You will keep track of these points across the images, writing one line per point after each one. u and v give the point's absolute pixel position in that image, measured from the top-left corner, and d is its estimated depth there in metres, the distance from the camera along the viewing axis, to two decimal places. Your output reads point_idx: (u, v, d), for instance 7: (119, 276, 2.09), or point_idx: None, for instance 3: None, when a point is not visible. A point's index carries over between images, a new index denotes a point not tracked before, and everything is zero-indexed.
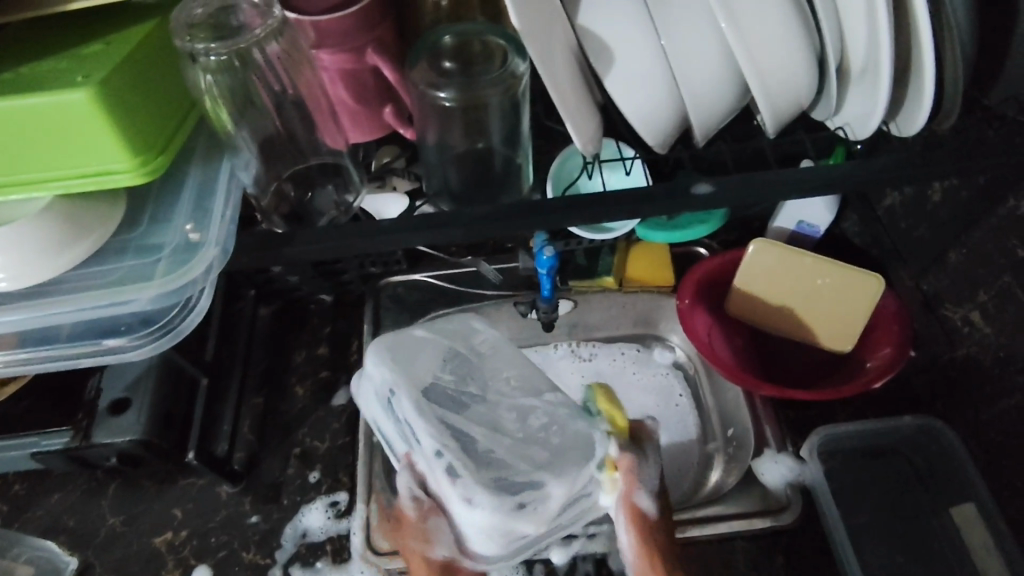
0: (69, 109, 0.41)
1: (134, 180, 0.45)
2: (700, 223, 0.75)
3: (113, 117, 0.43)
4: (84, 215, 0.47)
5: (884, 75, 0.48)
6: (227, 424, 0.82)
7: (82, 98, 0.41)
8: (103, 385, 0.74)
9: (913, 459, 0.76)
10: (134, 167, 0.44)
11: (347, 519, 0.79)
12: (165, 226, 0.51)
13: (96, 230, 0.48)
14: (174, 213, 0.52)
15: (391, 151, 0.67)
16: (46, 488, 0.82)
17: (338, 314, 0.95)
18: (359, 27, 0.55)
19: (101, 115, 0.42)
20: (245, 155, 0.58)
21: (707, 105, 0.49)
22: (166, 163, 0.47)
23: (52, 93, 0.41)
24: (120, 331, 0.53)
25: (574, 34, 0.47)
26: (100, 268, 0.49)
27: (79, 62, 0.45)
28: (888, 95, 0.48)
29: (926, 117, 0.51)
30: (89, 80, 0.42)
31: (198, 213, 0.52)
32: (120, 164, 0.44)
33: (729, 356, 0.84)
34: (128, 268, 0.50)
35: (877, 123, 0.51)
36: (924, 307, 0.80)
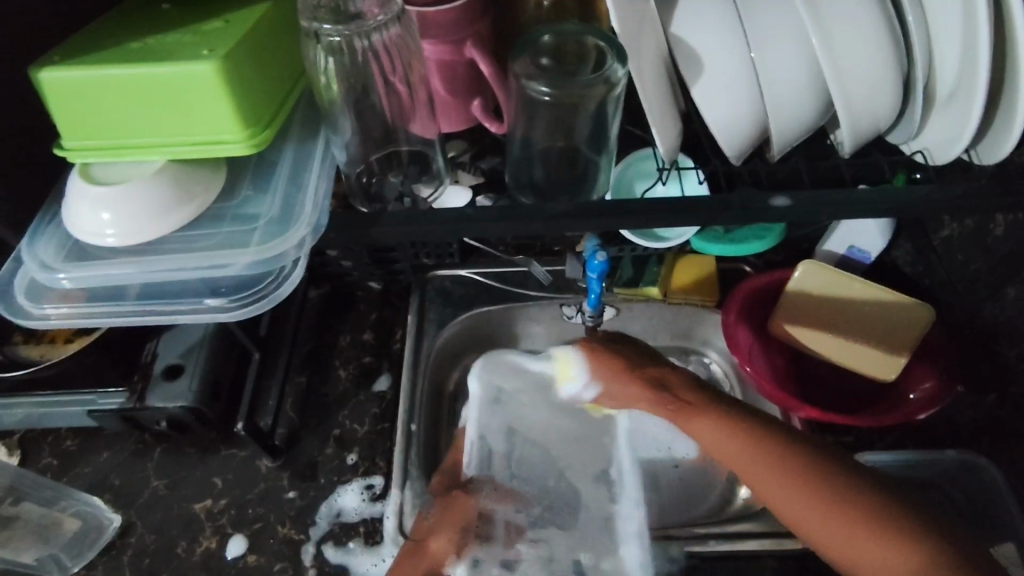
0: (193, 79, 0.44)
1: (243, 151, 0.47)
2: (757, 239, 0.75)
3: (231, 89, 0.45)
4: (190, 182, 0.50)
5: (978, 100, 0.48)
6: (272, 399, 0.84)
7: (206, 69, 0.44)
8: (158, 351, 0.78)
9: (955, 495, 0.75)
10: (244, 138, 0.47)
11: (381, 504, 0.80)
12: (261, 198, 0.54)
13: (199, 196, 0.50)
14: (271, 186, 0.54)
15: (459, 147, 0.68)
16: (95, 445, 0.85)
17: (385, 302, 0.97)
18: (461, 21, 0.57)
19: (220, 87, 0.45)
20: (344, 128, 0.59)
21: (789, 121, 0.49)
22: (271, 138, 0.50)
23: (178, 64, 0.44)
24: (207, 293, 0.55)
25: (665, 41, 0.49)
26: (201, 233, 0.52)
27: (200, 36, 0.47)
28: (977, 122, 0.48)
29: (1011, 147, 0.51)
30: (212, 53, 0.45)
31: (292, 188, 0.55)
32: (232, 135, 0.47)
33: (771, 374, 0.84)
34: (227, 234, 0.52)
35: (959, 150, 0.51)
36: (977, 342, 0.79)
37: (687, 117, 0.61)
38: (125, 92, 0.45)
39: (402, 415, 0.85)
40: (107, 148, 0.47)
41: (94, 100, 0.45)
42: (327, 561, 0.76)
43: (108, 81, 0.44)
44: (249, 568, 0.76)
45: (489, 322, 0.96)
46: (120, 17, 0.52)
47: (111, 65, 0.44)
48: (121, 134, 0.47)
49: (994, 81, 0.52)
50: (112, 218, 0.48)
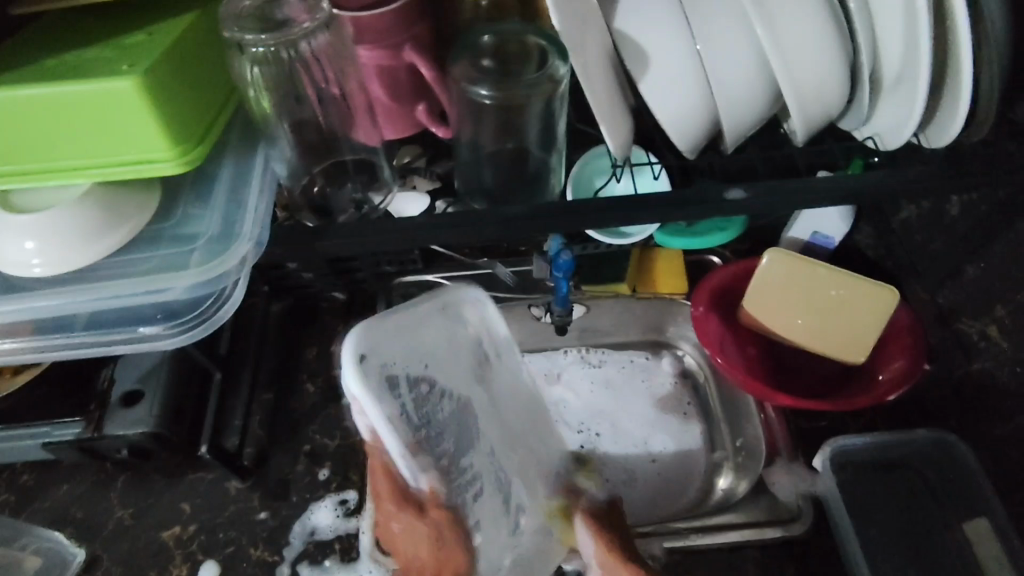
0: (115, 97, 0.42)
1: (175, 169, 0.46)
2: (719, 231, 0.74)
3: (157, 105, 0.43)
4: (118, 206, 0.47)
5: (921, 86, 0.48)
6: (237, 419, 0.82)
7: (129, 86, 0.42)
8: (116, 375, 0.75)
9: (926, 473, 0.75)
10: (175, 156, 0.45)
11: (356, 519, 0.79)
12: (197, 218, 0.52)
13: (131, 219, 0.48)
14: (207, 205, 0.52)
15: (412, 151, 0.67)
16: (54, 478, 0.82)
17: (350, 313, 0.95)
18: (399, 23, 0.56)
19: (144, 103, 0.43)
20: (282, 142, 0.58)
21: (740, 112, 0.49)
22: (205, 154, 0.48)
23: (99, 82, 0.42)
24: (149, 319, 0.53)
25: (610, 37, 0.48)
26: (134, 257, 0.50)
27: (122, 51, 0.45)
28: (921, 110, 0.49)
29: (960, 127, 0.51)
30: (135, 69, 0.43)
31: (231, 206, 0.52)
32: (162, 153, 0.45)
33: (744, 365, 0.84)
34: (164, 256, 0.50)
35: (907, 136, 0.51)
36: (939, 321, 0.80)
37: (640, 112, 0.61)
38: (44, 113, 0.42)
39: None
40: (27, 174, 0.45)
41: (10, 123, 0.43)
42: None
43: (24, 103, 0.42)
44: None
45: None
46: (36, 33, 0.50)
47: (27, 86, 0.42)
48: (43, 157, 0.44)
49: (939, 62, 0.52)
50: (37, 247, 0.46)
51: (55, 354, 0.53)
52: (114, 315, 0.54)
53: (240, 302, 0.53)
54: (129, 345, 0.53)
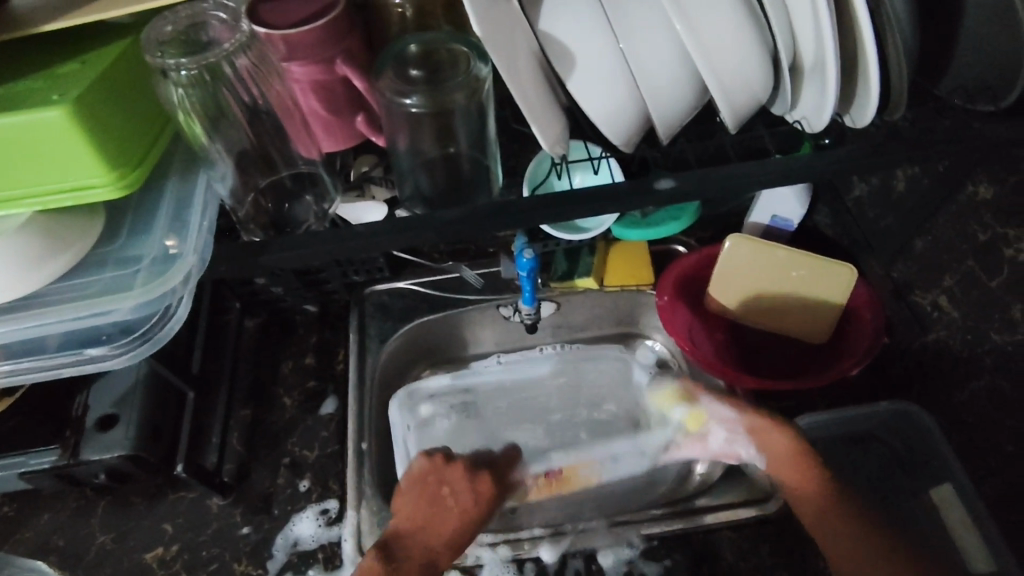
0: (44, 127, 0.43)
1: (113, 194, 0.46)
2: (672, 220, 0.77)
3: (88, 132, 0.44)
4: (62, 232, 0.49)
5: (831, 77, 0.49)
6: (216, 437, 0.83)
7: (55, 115, 0.43)
8: (90, 402, 0.75)
9: (893, 443, 0.77)
10: (111, 181, 0.46)
11: (338, 527, 0.79)
12: (142, 239, 0.54)
13: (77, 243, 0.50)
14: (152, 226, 0.54)
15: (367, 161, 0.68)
16: (35, 508, 0.82)
17: (324, 323, 0.96)
18: (326, 38, 0.56)
19: (75, 132, 0.44)
20: (222, 167, 0.59)
21: (667, 103, 0.50)
22: (143, 178, 0.49)
23: (27, 113, 0.43)
24: (101, 340, 0.55)
25: (537, 41, 0.49)
26: (83, 280, 0.52)
27: (52, 81, 0.46)
28: (835, 93, 0.50)
29: (874, 111, 0.53)
30: (62, 98, 0.44)
31: (175, 223, 0.54)
32: (98, 178, 0.46)
33: (710, 348, 0.86)
34: (108, 280, 0.52)
35: (828, 117, 0.52)
36: (895, 294, 0.82)
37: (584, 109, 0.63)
38: None
39: (351, 435, 0.85)
40: None
41: None
42: None
43: None
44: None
45: (432, 332, 0.96)
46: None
47: None
48: None
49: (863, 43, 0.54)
50: None
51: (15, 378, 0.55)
52: (69, 339, 0.55)
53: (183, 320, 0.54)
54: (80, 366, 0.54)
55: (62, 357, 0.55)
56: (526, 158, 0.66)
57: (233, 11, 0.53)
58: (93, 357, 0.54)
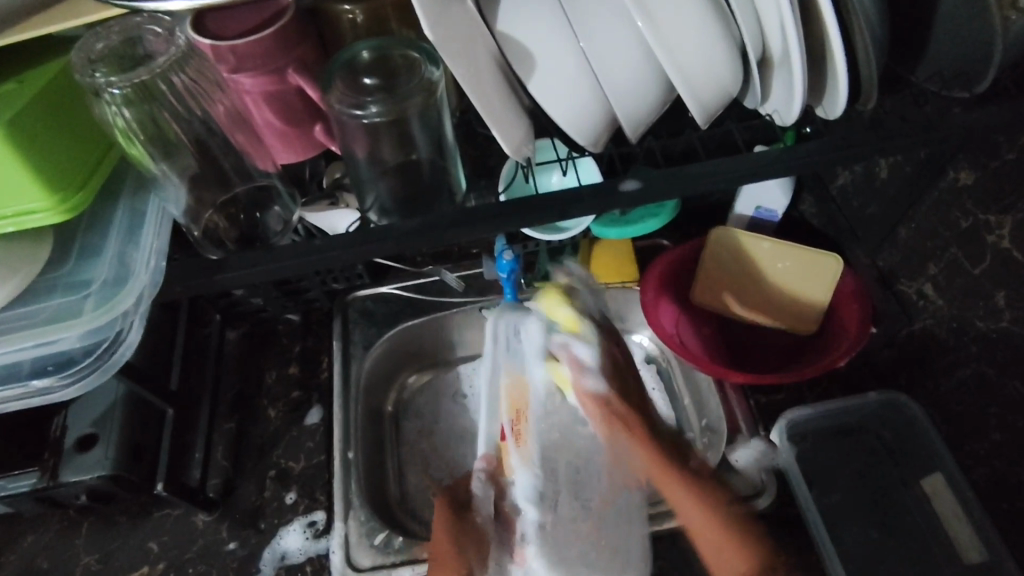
0: None
1: (54, 218, 0.46)
2: (652, 218, 0.76)
3: (22, 153, 0.44)
4: (6, 259, 0.49)
5: (797, 72, 0.48)
6: (200, 452, 0.82)
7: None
8: (68, 423, 0.73)
9: (883, 434, 0.77)
10: (52, 204, 0.45)
11: (326, 539, 0.78)
12: (93, 265, 0.53)
13: (21, 269, 0.49)
14: (103, 250, 0.54)
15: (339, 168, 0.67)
16: (17, 531, 0.80)
17: (307, 332, 0.95)
18: (278, 46, 0.54)
19: (7, 153, 0.43)
20: (175, 188, 0.58)
21: (634, 102, 0.49)
22: (88, 201, 0.48)
23: None
24: (47, 370, 0.53)
25: (495, 41, 0.48)
26: (31, 308, 0.51)
27: None
28: (801, 88, 0.49)
29: (844, 103, 0.52)
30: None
31: (128, 245, 0.54)
32: (38, 203, 0.45)
33: (698, 347, 0.85)
34: (58, 306, 0.51)
35: (796, 112, 0.51)
36: (880, 283, 0.81)
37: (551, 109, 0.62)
38: None
39: (338, 443, 0.83)
40: None
41: None
42: None
43: None
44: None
45: (417, 336, 0.95)
46: None
47: None
48: None
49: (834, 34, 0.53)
50: None
51: None
52: (15, 371, 0.54)
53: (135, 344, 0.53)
54: (25, 399, 0.52)
55: (6, 390, 0.52)
56: (500, 160, 0.65)
57: (168, 25, 0.52)
58: (39, 388, 0.52)
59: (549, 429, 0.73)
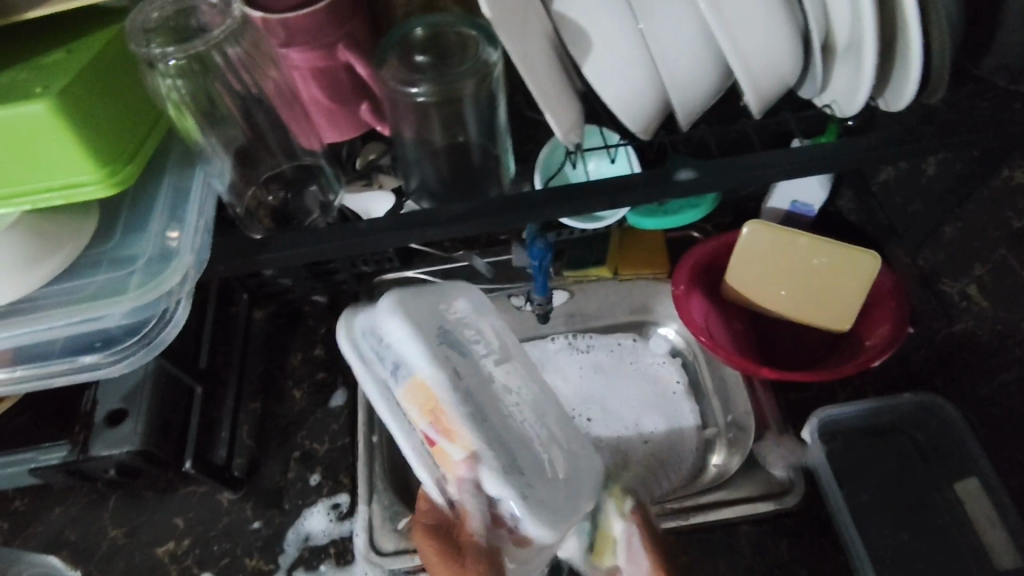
0: (30, 122, 0.42)
1: (102, 191, 0.45)
2: (691, 209, 0.74)
3: (74, 127, 0.43)
4: (54, 232, 0.48)
5: (867, 58, 0.47)
6: (225, 431, 0.82)
7: (40, 109, 0.41)
8: (98, 398, 0.74)
9: (915, 436, 0.75)
10: (102, 178, 0.45)
11: (349, 522, 0.79)
12: (138, 240, 0.53)
13: (66, 243, 0.49)
14: (149, 224, 0.54)
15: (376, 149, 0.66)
16: (46, 502, 0.81)
17: (333, 315, 0.94)
18: (326, 22, 0.53)
19: (60, 126, 0.42)
20: (220, 162, 0.58)
21: (689, 89, 0.48)
22: (135, 175, 0.48)
23: (10, 107, 0.42)
24: (99, 346, 0.54)
25: (548, 20, 0.47)
26: (78, 282, 0.51)
27: (41, 73, 0.45)
28: (871, 76, 0.47)
29: (913, 93, 0.50)
30: (48, 91, 0.42)
31: (172, 221, 0.53)
32: (88, 176, 0.45)
33: (726, 340, 0.84)
34: (104, 282, 0.51)
35: (862, 102, 0.50)
36: (920, 282, 0.79)
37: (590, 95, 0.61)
38: None
39: (362, 428, 0.84)
40: None
41: None
42: None
43: None
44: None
45: None
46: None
47: None
48: None
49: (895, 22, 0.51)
50: None
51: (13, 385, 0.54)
52: (66, 345, 0.55)
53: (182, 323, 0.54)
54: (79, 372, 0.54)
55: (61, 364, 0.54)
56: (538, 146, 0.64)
57: None
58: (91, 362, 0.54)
59: (477, 421, 0.59)
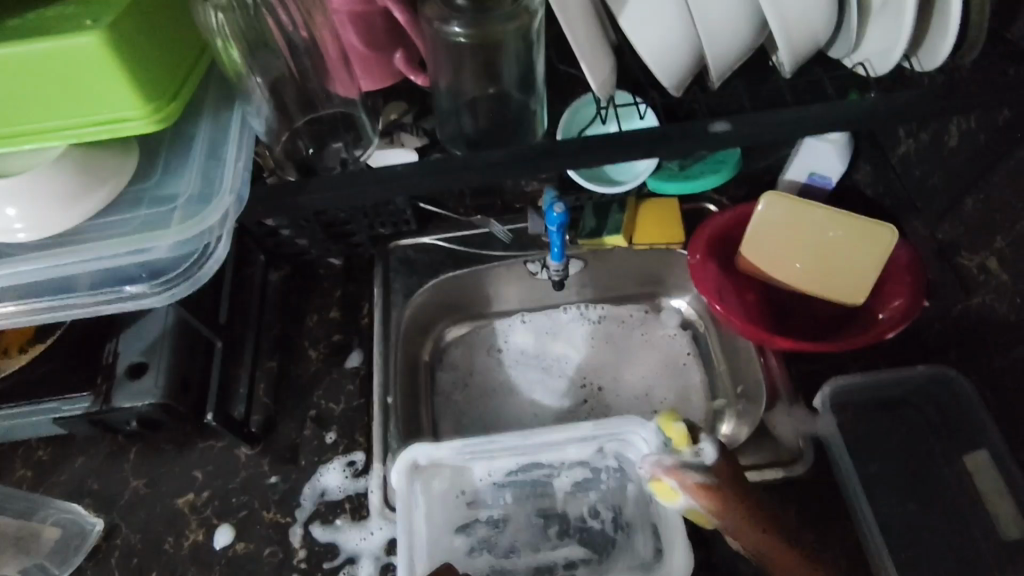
0: (78, 54, 0.42)
1: (147, 127, 0.46)
2: (711, 173, 0.75)
3: (122, 60, 0.44)
4: (97, 167, 0.49)
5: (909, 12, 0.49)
6: (243, 387, 0.83)
7: (90, 41, 0.42)
8: (120, 350, 0.75)
9: (925, 409, 0.76)
10: (147, 114, 0.46)
11: (364, 479, 0.80)
12: (177, 178, 0.53)
13: (108, 180, 0.50)
14: (188, 162, 0.54)
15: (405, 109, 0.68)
16: (69, 452, 0.83)
17: (349, 278, 0.95)
18: None
19: (108, 59, 0.43)
20: (258, 100, 0.58)
21: (724, 42, 0.50)
22: (178, 113, 0.48)
23: (60, 39, 0.42)
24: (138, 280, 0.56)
25: None
26: (118, 218, 0.52)
27: (86, 6, 0.45)
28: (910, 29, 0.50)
29: (949, 49, 0.52)
30: (97, 23, 0.43)
31: (211, 162, 0.54)
32: (134, 111, 0.45)
33: (741, 310, 0.84)
34: (144, 218, 0.52)
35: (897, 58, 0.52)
36: (937, 256, 0.79)
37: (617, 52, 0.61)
38: (14, 73, 0.43)
39: (377, 389, 0.85)
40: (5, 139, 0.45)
41: None
42: (316, 541, 0.76)
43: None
44: (237, 556, 0.76)
45: (459, 287, 0.95)
46: None
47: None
48: (16, 119, 0.45)
49: None
50: (19, 211, 0.48)
51: (52, 316, 0.56)
52: (102, 278, 0.56)
53: (221, 258, 0.55)
54: (117, 305, 0.55)
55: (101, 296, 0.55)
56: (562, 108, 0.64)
57: None
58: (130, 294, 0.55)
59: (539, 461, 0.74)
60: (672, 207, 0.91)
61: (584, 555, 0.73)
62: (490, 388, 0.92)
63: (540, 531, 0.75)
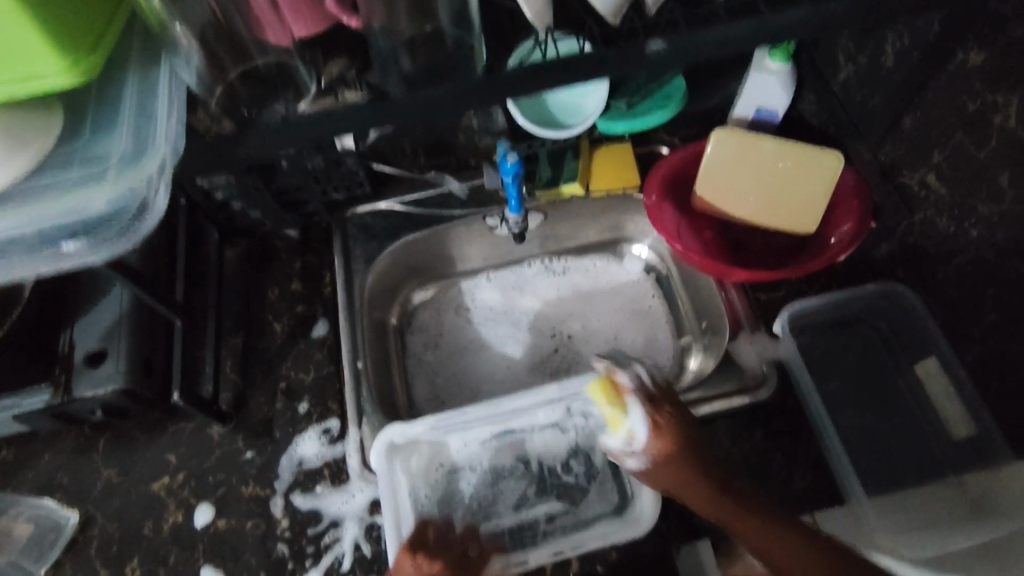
0: None
1: (67, 81, 0.47)
2: (659, 110, 0.79)
3: (32, 11, 0.43)
4: (22, 129, 0.50)
5: None
6: (209, 366, 0.82)
7: None
8: (76, 339, 0.73)
9: (877, 325, 0.80)
10: (65, 67, 0.46)
11: (341, 444, 0.80)
12: (108, 136, 0.54)
13: (34, 140, 0.51)
14: (118, 119, 0.55)
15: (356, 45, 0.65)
16: (34, 450, 0.81)
17: (307, 248, 0.94)
18: None
19: (18, 11, 0.43)
20: (187, 51, 0.58)
21: None
22: (99, 65, 0.48)
23: None
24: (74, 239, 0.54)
25: None
26: (51, 178, 0.53)
27: None
28: None
29: None
30: None
31: (142, 118, 0.55)
32: (51, 64, 0.45)
33: (699, 248, 0.85)
34: (77, 177, 0.53)
35: None
36: (881, 177, 0.81)
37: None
38: None
39: (347, 354, 0.84)
40: None
41: None
42: (297, 509, 0.77)
43: None
44: (219, 533, 0.76)
45: (419, 249, 0.94)
46: None
47: None
48: None
49: None
50: None
51: None
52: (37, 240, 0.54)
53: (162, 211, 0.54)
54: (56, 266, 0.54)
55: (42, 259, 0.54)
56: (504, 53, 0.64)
57: None
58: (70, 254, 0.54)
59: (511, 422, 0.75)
60: (627, 151, 0.92)
61: (561, 509, 0.75)
62: (460, 346, 0.92)
63: (518, 491, 0.76)
